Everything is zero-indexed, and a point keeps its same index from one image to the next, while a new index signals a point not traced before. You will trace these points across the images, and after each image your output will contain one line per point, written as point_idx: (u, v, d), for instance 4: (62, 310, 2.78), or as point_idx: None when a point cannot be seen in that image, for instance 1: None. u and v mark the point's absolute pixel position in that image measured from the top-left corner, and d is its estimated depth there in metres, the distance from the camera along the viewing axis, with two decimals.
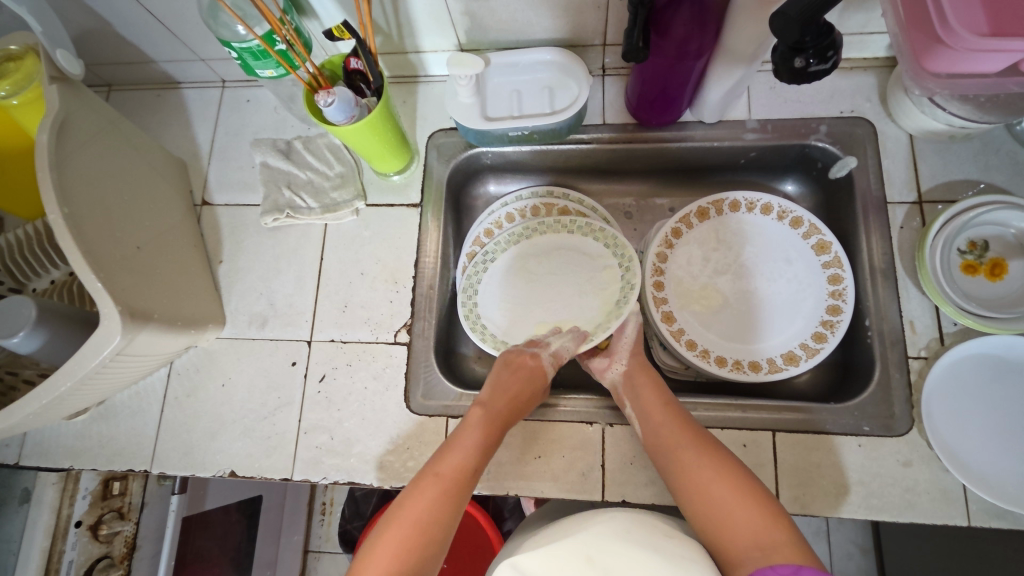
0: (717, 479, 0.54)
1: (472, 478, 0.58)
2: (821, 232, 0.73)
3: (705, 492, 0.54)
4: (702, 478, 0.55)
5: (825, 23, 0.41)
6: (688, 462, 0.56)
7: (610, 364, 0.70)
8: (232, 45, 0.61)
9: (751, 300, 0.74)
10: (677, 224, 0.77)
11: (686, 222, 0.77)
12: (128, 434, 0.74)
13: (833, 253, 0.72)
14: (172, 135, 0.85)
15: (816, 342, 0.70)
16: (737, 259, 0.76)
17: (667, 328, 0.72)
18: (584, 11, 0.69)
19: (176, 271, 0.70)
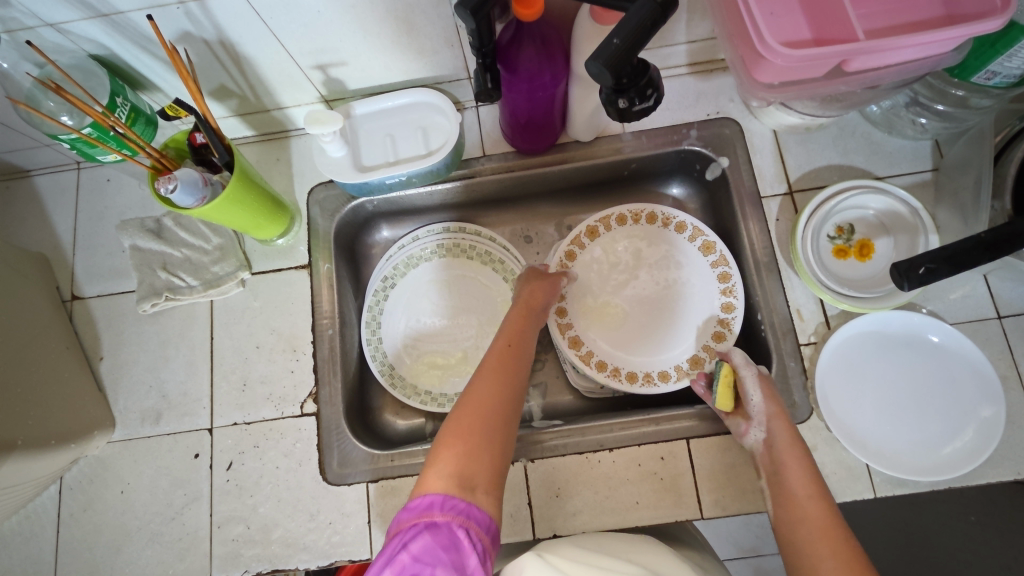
0: (820, 537, 0.54)
1: (513, 383, 0.59)
2: (703, 233, 0.75)
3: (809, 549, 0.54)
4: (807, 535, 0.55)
5: (640, 62, 0.42)
6: (805, 527, 0.56)
7: (747, 428, 0.62)
8: (59, 136, 0.57)
9: (654, 308, 0.76)
10: (571, 246, 0.77)
11: (579, 242, 0.77)
12: (23, 563, 0.68)
13: (718, 253, 0.74)
14: (29, 228, 0.78)
15: (717, 341, 0.72)
16: (633, 272, 0.77)
17: (575, 354, 0.73)
18: (438, 50, 0.67)
19: (44, 382, 0.64)
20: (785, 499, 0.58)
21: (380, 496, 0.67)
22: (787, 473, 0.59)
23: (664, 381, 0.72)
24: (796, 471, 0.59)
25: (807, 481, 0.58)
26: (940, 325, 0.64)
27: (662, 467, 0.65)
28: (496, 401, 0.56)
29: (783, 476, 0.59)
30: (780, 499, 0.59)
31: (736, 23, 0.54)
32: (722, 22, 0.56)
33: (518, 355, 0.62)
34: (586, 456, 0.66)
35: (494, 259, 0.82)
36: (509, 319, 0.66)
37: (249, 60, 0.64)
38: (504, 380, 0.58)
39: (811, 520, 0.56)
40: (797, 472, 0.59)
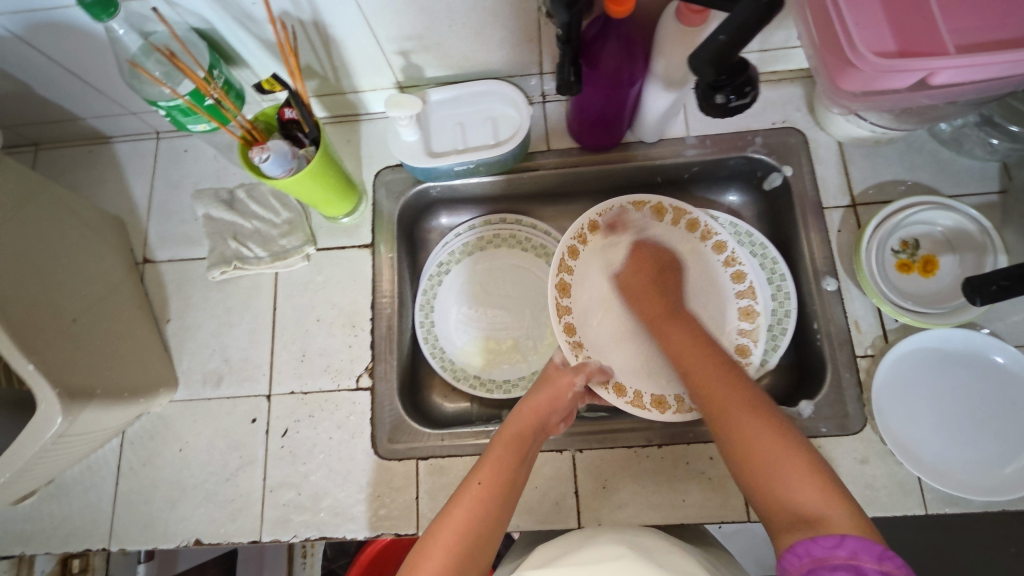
0: (783, 452, 0.51)
1: (500, 518, 0.56)
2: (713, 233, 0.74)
3: (768, 463, 0.51)
4: (761, 445, 0.52)
5: (742, 60, 0.43)
6: (750, 434, 0.53)
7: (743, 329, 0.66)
8: (158, 103, 0.59)
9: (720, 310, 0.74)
10: (564, 319, 0.70)
11: (565, 266, 0.72)
12: (82, 511, 0.71)
13: (728, 252, 0.74)
14: (108, 191, 0.82)
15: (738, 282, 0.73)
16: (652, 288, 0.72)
17: (626, 402, 0.68)
18: (517, 44, 0.69)
19: (118, 338, 0.67)
20: (738, 432, 0.53)
21: (428, 474, 0.69)
22: (711, 402, 0.57)
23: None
24: (723, 386, 0.57)
25: (747, 397, 0.56)
26: (1007, 347, 0.63)
27: (711, 467, 0.66)
28: (471, 531, 0.54)
29: (731, 410, 0.55)
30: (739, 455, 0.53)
31: (824, 30, 0.54)
32: (807, 27, 0.57)
33: (517, 462, 0.59)
34: (635, 450, 0.67)
35: (547, 250, 0.83)
36: (504, 440, 0.61)
37: (337, 42, 0.66)
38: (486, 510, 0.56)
39: (757, 432, 0.52)
40: (724, 388, 0.57)
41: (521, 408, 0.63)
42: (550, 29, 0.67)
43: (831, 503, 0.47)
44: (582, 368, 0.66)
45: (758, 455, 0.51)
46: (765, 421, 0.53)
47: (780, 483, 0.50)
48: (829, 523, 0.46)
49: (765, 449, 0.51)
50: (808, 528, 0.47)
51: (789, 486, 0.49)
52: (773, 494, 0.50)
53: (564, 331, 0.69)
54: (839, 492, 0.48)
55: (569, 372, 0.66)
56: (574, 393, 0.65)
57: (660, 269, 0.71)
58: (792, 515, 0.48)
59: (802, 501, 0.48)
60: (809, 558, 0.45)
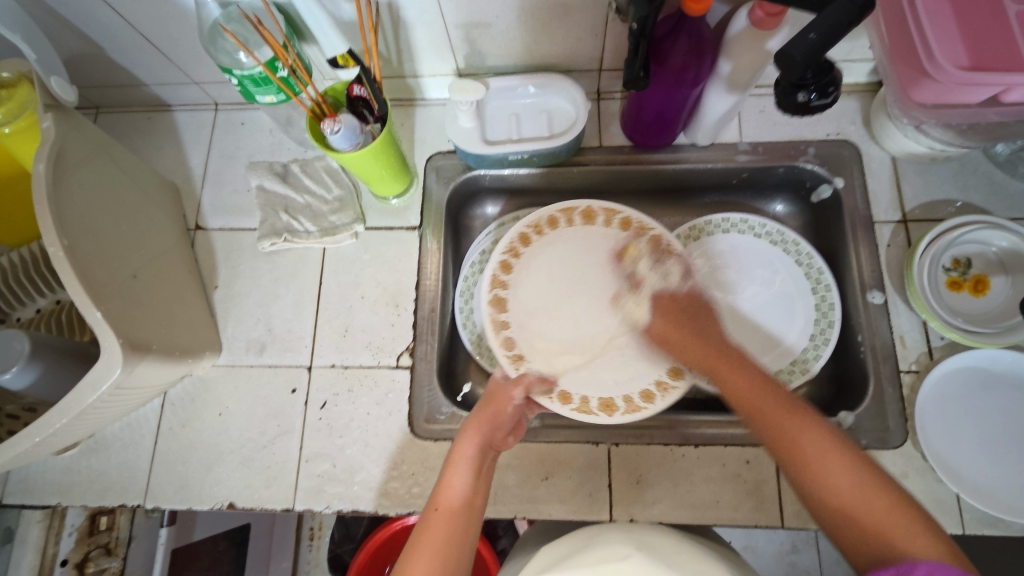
0: (839, 471, 0.49)
1: (468, 531, 0.55)
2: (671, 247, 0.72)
3: (828, 478, 0.49)
4: (825, 466, 0.50)
5: (827, 61, 0.44)
6: (828, 461, 0.50)
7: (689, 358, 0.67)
8: (233, 71, 0.60)
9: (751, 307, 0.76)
10: (501, 333, 0.70)
11: (499, 283, 0.72)
12: (120, 466, 0.72)
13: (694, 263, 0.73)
14: (164, 158, 0.83)
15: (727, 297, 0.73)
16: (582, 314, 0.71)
17: (573, 409, 0.66)
18: (581, 38, 0.70)
19: (171, 298, 0.69)
20: (817, 475, 0.50)
21: None
22: (757, 418, 0.56)
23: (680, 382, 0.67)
24: (767, 400, 0.56)
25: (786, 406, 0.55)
26: None
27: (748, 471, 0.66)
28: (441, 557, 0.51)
29: (796, 423, 0.53)
30: (814, 490, 0.50)
31: (898, 40, 0.55)
32: (882, 37, 0.58)
33: (478, 476, 0.58)
34: (671, 448, 0.67)
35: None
36: (457, 456, 0.59)
37: (406, 25, 0.68)
38: (455, 530, 0.54)
39: (813, 448, 0.51)
40: (774, 400, 0.55)
41: (467, 423, 0.62)
42: (617, 25, 0.68)
43: (915, 531, 0.45)
44: (523, 381, 0.65)
45: (815, 473, 0.50)
46: (820, 435, 0.52)
47: (843, 498, 0.48)
48: (897, 550, 0.44)
49: (817, 462, 0.50)
50: (880, 549, 0.45)
51: (851, 501, 0.48)
52: (836, 502, 0.49)
53: (501, 346, 0.69)
54: (909, 505, 0.46)
55: (508, 389, 0.65)
56: (517, 409, 0.64)
57: (683, 311, 0.67)
58: (868, 537, 0.46)
59: (864, 513, 0.47)
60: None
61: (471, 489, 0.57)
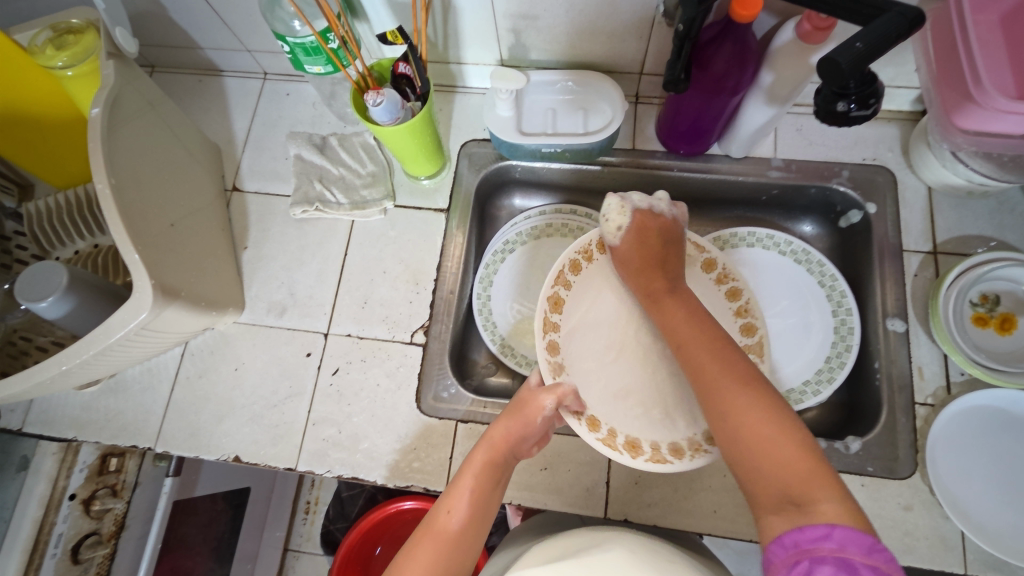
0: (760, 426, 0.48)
1: (471, 551, 0.55)
2: (729, 278, 0.71)
3: (765, 439, 0.48)
4: (753, 424, 0.49)
5: (870, 72, 0.44)
6: (751, 415, 0.49)
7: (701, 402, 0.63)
8: (286, 39, 0.63)
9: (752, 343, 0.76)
10: (548, 336, 0.65)
11: (563, 282, 0.67)
12: (136, 409, 0.74)
13: (742, 301, 0.70)
14: (210, 120, 0.87)
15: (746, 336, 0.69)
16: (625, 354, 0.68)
17: (596, 439, 0.61)
18: (625, 39, 0.71)
19: (202, 252, 0.71)
20: (745, 435, 0.49)
21: (466, 437, 0.70)
22: (696, 366, 0.55)
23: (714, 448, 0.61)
24: (705, 355, 0.54)
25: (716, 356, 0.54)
26: None
27: None
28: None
29: (722, 393, 0.51)
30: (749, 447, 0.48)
31: (945, 64, 0.55)
32: (927, 61, 0.58)
33: (493, 485, 0.58)
34: None
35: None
36: (466, 475, 0.57)
37: (455, 10, 0.69)
38: (447, 552, 0.53)
39: (738, 403, 0.50)
40: (710, 352, 0.54)
41: (488, 435, 0.59)
42: (662, 29, 0.68)
43: (818, 486, 0.44)
44: (557, 392, 0.58)
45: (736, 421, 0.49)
46: (756, 398, 0.50)
47: (765, 453, 0.47)
48: (814, 498, 0.44)
49: (755, 427, 0.48)
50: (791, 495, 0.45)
51: (768, 452, 0.47)
52: (758, 457, 0.48)
53: (545, 348, 0.64)
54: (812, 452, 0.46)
55: (541, 395, 0.58)
56: (546, 421, 0.58)
57: (660, 271, 0.63)
58: (780, 485, 0.46)
59: (777, 456, 0.47)
60: (795, 549, 0.42)
61: (475, 508, 0.56)
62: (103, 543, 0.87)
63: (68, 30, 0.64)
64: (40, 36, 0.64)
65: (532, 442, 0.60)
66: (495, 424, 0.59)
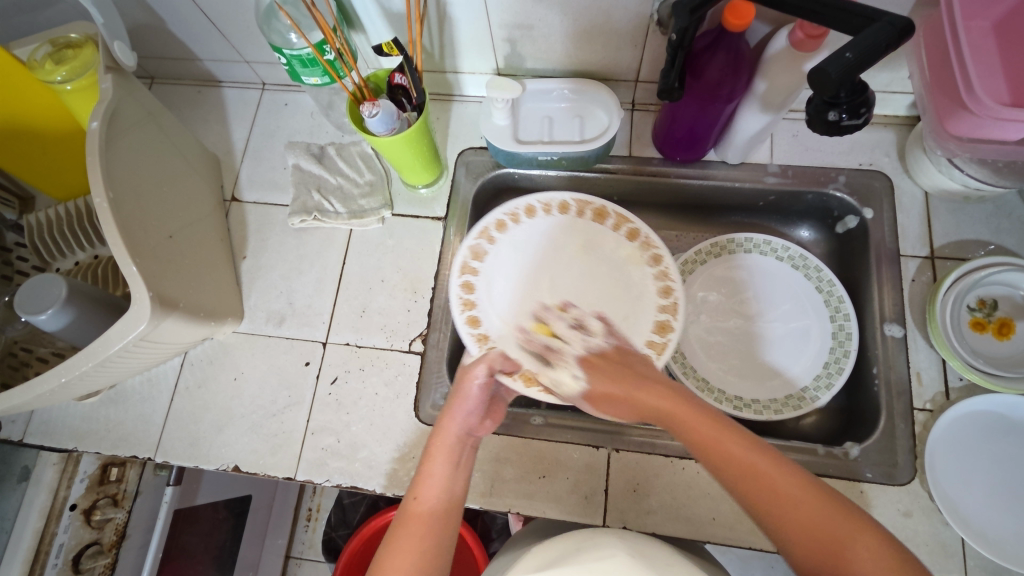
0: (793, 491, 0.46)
1: (447, 524, 0.51)
2: (668, 274, 0.72)
3: (799, 508, 0.45)
4: (782, 488, 0.46)
5: (861, 82, 0.45)
6: (771, 475, 0.47)
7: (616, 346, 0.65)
8: (283, 51, 0.63)
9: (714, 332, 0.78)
10: (468, 314, 0.71)
11: (471, 269, 0.73)
12: (136, 419, 0.74)
13: (663, 266, 0.73)
14: (209, 130, 0.87)
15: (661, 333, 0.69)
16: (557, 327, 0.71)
17: (539, 392, 0.64)
18: (620, 47, 0.72)
19: (201, 263, 0.71)
20: (778, 499, 0.46)
21: None
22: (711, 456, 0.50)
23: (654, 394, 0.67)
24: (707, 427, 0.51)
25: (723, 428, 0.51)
26: None
27: None
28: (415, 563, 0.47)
29: (732, 457, 0.49)
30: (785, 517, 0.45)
31: (939, 71, 0.55)
32: (921, 68, 0.58)
33: (458, 466, 0.55)
34: (672, 460, 0.67)
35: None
36: (432, 454, 0.55)
37: (451, 20, 0.70)
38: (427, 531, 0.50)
39: (764, 472, 0.47)
40: (720, 429, 0.50)
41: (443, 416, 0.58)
42: (657, 37, 0.69)
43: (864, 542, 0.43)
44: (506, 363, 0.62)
45: (768, 495, 0.46)
46: (766, 456, 0.48)
47: (803, 518, 0.45)
48: (854, 560, 0.42)
49: (780, 487, 0.46)
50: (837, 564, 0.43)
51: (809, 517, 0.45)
52: (794, 526, 0.45)
53: (467, 327, 0.70)
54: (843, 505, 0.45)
55: (474, 366, 0.60)
56: (485, 388, 0.60)
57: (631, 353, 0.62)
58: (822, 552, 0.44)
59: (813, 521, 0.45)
60: None
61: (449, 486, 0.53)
62: (104, 553, 0.87)
63: (67, 45, 0.65)
64: (38, 51, 0.65)
65: (481, 418, 0.60)
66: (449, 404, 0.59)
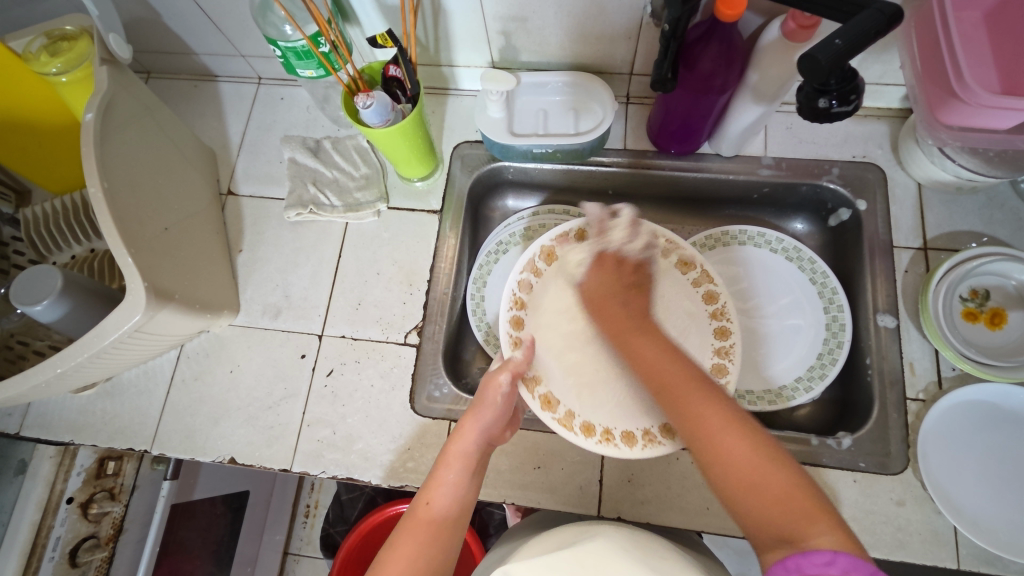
0: (739, 442, 0.48)
1: (454, 530, 0.55)
2: (725, 313, 0.70)
3: (740, 462, 0.47)
4: (728, 445, 0.48)
5: (851, 69, 0.45)
6: (722, 431, 0.49)
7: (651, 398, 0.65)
8: (278, 43, 0.63)
9: None
10: (514, 311, 0.68)
11: (534, 267, 0.70)
12: (132, 412, 0.75)
13: (720, 304, 0.71)
14: (205, 124, 0.87)
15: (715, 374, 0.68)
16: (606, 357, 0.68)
17: (551, 418, 0.63)
18: (614, 40, 0.72)
19: (197, 256, 0.72)
20: (722, 454, 0.48)
21: None
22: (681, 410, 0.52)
23: (668, 441, 0.62)
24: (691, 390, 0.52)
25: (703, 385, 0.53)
26: None
27: None
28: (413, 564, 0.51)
29: (687, 397, 0.52)
30: (726, 468, 0.47)
31: (929, 61, 0.56)
32: (911, 58, 0.58)
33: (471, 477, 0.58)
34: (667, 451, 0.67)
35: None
36: (443, 467, 0.58)
37: (445, 13, 0.70)
38: (433, 539, 0.53)
39: (716, 425, 0.49)
40: (692, 389, 0.52)
41: (461, 428, 0.60)
42: (650, 30, 0.69)
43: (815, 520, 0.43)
44: (510, 367, 0.61)
45: (711, 439, 0.49)
46: (729, 416, 0.50)
47: (738, 467, 0.47)
48: (808, 535, 0.42)
49: (725, 440, 0.48)
50: (792, 524, 0.43)
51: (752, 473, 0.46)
52: (740, 476, 0.47)
53: (510, 323, 0.67)
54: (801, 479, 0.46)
55: (497, 375, 0.61)
56: (507, 400, 0.60)
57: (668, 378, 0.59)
58: (774, 516, 0.44)
59: (765, 479, 0.46)
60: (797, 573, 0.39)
61: (460, 497, 0.57)
62: (100, 547, 0.87)
63: (62, 37, 0.65)
64: (34, 43, 0.65)
65: (502, 427, 0.62)
66: (466, 416, 0.60)
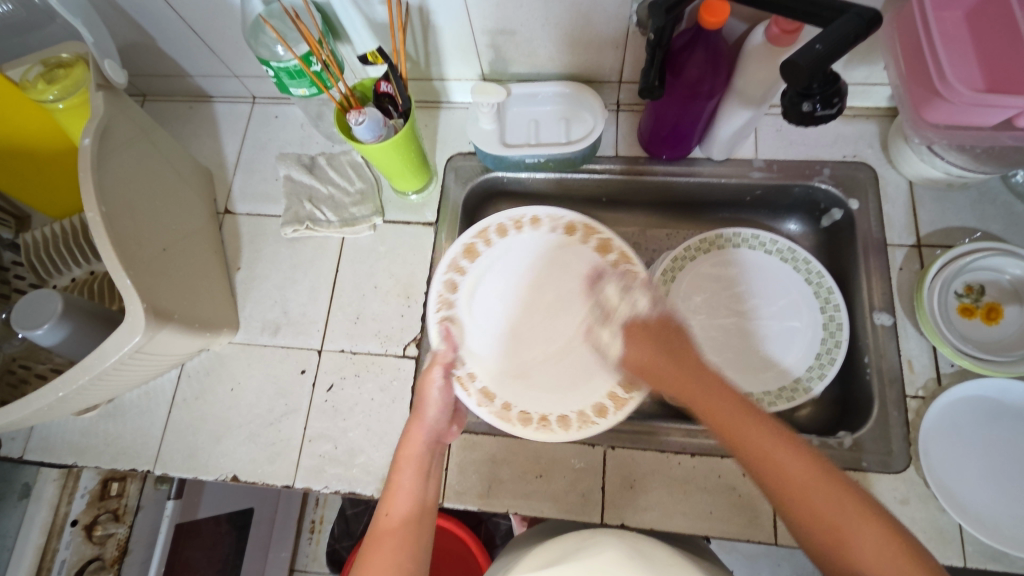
0: (824, 498, 0.45)
1: (421, 528, 0.53)
2: (645, 288, 0.72)
3: (820, 508, 0.45)
4: (814, 493, 0.45)
5: (832, 72, 0.46)
6: (789, 466, 0.47)
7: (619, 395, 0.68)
8: (270, 63, 0.64)
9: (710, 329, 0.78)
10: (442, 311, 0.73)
11: (457, 266, 0.74)
12: (134, 432, 0.75)
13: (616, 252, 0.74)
14: (200, 144, 0.88)
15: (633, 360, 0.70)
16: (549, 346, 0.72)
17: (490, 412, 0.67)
18: (603, 49, 0.73)
19: (195, 275, 0.72)
20: (801, 499, 0.45)
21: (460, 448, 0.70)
22: (753, 452, 0.48)
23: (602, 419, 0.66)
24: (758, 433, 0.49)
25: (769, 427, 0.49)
26: None
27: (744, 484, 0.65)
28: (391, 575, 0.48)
29: (752, 447, 0.48)
30: (807, 516, 0.45)
31: (913, 62, 0.56)
32: (895, 59, 0.59)
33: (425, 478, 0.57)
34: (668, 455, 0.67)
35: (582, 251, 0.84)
36: (396, 471, 0.57)
37: (435, 28, 0.71)
38: (405, 543, 0.51)
39: (795, 469, 0.46)
40: (756, 427, 0.49)
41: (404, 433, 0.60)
42: (637, 38, 0.70)
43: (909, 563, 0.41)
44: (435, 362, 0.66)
45: (780, 474, 0.47)
46: (801, 458, 0.47)
47: (830, 516, 0.44)
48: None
49: (794, 481, 0.46)
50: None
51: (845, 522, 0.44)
52: (815, 523, 0.45)
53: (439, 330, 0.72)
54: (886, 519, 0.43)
55: (429, 371, 0.65)
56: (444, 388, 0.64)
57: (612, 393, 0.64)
58: (864, 569, 0.42)
59: (840, 520, 0.44)
60: None
61: (418, 494, 0.55)
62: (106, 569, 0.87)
63: (58, 65, 0.66)
64: (31, 71, 0.66)
65: (447, 422, 0.63)
66: (409, 421, 0.60)
